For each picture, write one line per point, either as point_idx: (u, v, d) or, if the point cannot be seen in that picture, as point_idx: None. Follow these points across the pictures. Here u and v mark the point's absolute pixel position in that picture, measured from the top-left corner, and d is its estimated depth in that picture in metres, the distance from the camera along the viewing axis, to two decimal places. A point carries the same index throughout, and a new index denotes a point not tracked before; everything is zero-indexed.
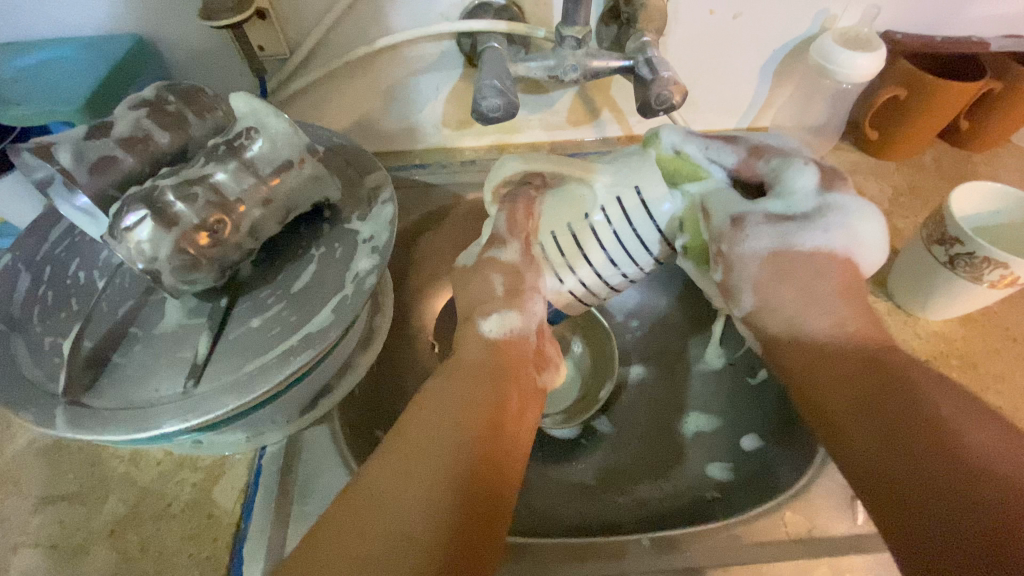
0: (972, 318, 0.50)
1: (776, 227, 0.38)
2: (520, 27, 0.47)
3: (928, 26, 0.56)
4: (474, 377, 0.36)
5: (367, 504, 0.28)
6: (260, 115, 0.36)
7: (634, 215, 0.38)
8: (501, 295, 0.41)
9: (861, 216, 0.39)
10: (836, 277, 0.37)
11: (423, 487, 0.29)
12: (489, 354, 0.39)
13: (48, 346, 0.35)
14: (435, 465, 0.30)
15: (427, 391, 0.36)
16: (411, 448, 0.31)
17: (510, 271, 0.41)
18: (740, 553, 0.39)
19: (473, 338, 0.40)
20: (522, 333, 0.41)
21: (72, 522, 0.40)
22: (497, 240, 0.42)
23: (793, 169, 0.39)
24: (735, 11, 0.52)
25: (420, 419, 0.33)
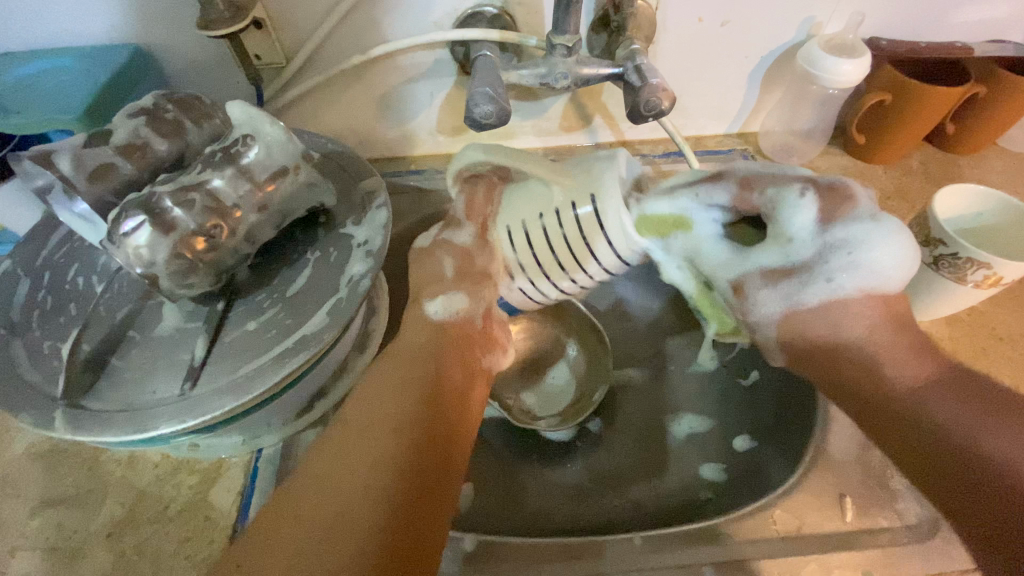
0: (959, 318, 0.51)
1: (778, 288, 0.36)
2: (512, 35, 0.48)
3: (912, 31, 0.57)
4: (415, 362, 0.37)
5: (308, 493, 0.30)
6: (256, 122, 0.36)
7: (585, 226, 0.37)
8: (452, 278, 0.42)
9: (886, 243, 0.34)
10: (867, 316, 0.35)
11: (360, 477, 0.31)
12: (432, 337, 0.40)
13: (47, 349, 0.35)
14: (365, 450, 0.32)
15: (369, 376, 0.37)
16: (352, 437, 0.33)
17: (461, 254, 0.43)
18: (732, 551, 0.39)
19: (416, 322, 0.41)
20: (465, 318, 0.41)
21: (69, 525, 0.41)
22: (474, 228, 0.43)
23: (789, 210, 0.34)
24: (723, 19, 0.53)
25: (361, 407, 0.35)
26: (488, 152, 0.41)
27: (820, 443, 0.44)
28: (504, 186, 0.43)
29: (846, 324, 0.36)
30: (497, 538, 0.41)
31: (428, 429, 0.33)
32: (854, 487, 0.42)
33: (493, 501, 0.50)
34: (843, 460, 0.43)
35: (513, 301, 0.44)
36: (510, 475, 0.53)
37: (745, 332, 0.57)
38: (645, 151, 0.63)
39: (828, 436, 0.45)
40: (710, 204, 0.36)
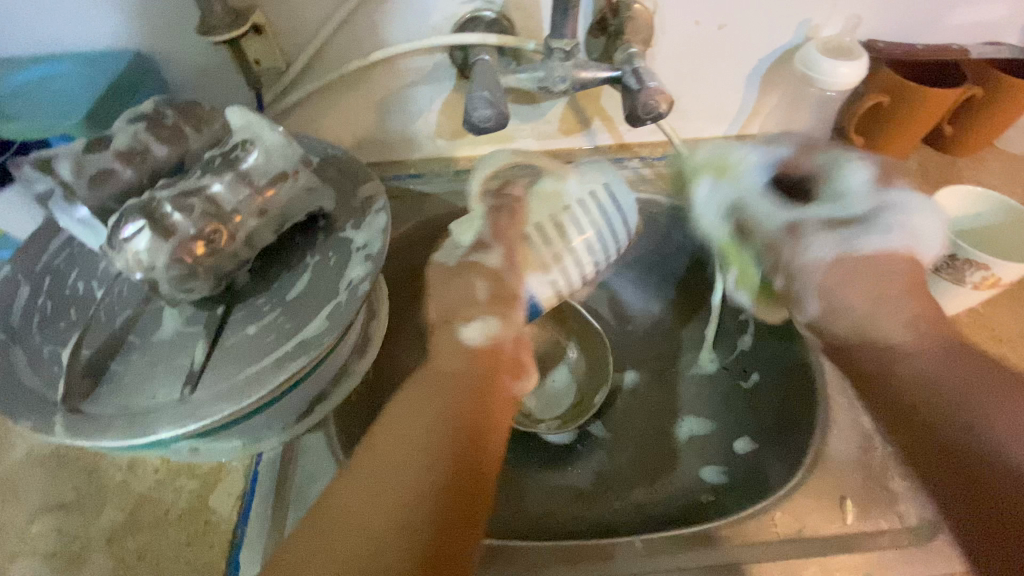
0: (959, 319, 0.51)
1: (834, 232, 0.43)
2: (510, 39, 0.48)
3: (909, 34, 0.57)
4: (449, 390, 0.35)
5: (329, 528, 0.29)
6: (256, 128, 0.37)
7: (604, 205, 0.45)
8: (484, 301, 0.41)
9: (924, 206, 0.44)
10: (903, 266, 0.41)
11: (389, 517, 0.29)
12: (468, 363, 0.37)
13: (48, 355, 0.35)
14: (391, 489, 0.30)
15: (401, 400, 0.35)
16: (379, 470, 0.31)
17: (491, 274, 0.42)
18: (734, 554, 0.39)
19: (450, 347, 0.38)
20: (498, 342, 0.39)
21: (70, 530, 0.41)
22: (501, 247, 0.43)
23: (846, 170, 0.46)
24: (720, 22, 0.53)
25: (390, 433, 0.33)
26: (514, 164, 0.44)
27: (820, 445, 0.44)
28: (519, 203, 0.44)
29: (878, 314, 0.39)
30: (498, 542, 0.41)
31: (463, 469, 0.32)
32: (855, 489, 0.42)
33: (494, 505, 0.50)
34: (844, 462, 0.43)
35: (540, 305, 0.44)
36: (511, 479, 0.53)
37: (745, 335, 0.57)
38: (645, 154, 0.62)
39: (828, 437, 0.45)
40: (767, 158, 0.49)
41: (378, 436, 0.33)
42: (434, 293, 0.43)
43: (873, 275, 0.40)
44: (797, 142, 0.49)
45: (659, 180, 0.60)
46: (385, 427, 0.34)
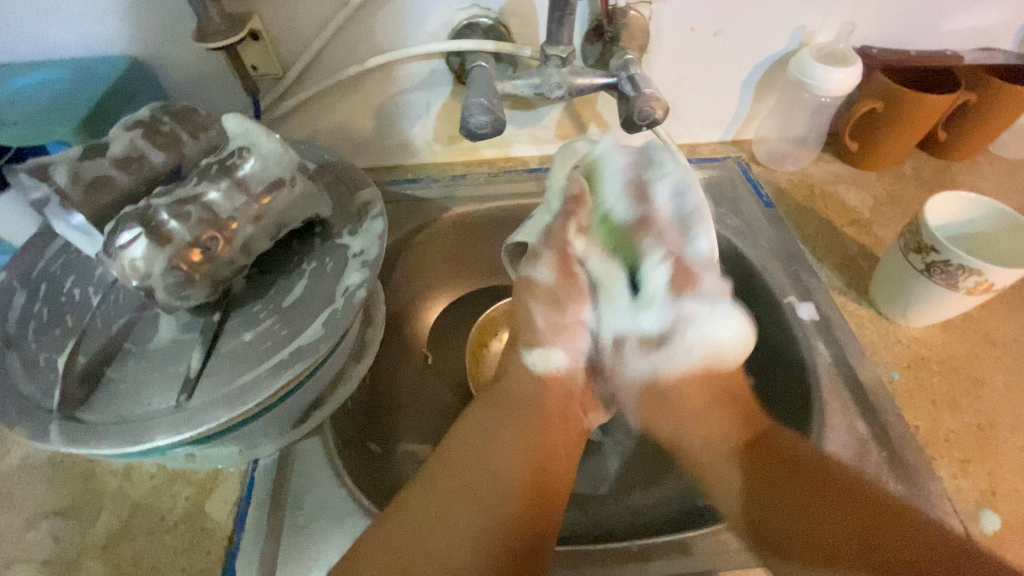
0: (953, 323, 0.51)
1: (651, 354, 0.46)
2: (506, 46, 0.48)
3: (903, 39, 0.57)
4: (525, 411, 0.43)
5: (426, 507, 0.36)
6: (252, 136, 0.37)
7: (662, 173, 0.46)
8: (545, 327, 0.47)
9: (714, 325, 0.44)
10: (702, 374, 0.45)
11: (483, 505, 0.36)
12: (538, 390, 0.45)
13: (44, 361, 0.35)
14: (486, 483, 0.38)
15: (480, 414, 0.43)
16: (473, 466, 0.39)
17: (551, 298, 0.47)
18: (727, 559, 0.40)
19: (523, 370, 0.46)
20: (567, 370, 0.47)
21: (66, 536, 0.41)
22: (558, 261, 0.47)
23: (653, 273, 0.43)
24: (715, 28, 0.54)
25: (475, 441, 0.40)
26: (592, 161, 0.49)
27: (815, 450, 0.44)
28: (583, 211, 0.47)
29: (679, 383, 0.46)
30: None
31: (540, 474, 0.40)
32: None
33: None
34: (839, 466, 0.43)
35: None
36: None
37: None
38: None
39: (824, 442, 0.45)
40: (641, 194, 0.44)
41: (463, 441, 0.41)
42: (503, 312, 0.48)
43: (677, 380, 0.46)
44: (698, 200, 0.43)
45: None
46: (470, 436, 0.41)
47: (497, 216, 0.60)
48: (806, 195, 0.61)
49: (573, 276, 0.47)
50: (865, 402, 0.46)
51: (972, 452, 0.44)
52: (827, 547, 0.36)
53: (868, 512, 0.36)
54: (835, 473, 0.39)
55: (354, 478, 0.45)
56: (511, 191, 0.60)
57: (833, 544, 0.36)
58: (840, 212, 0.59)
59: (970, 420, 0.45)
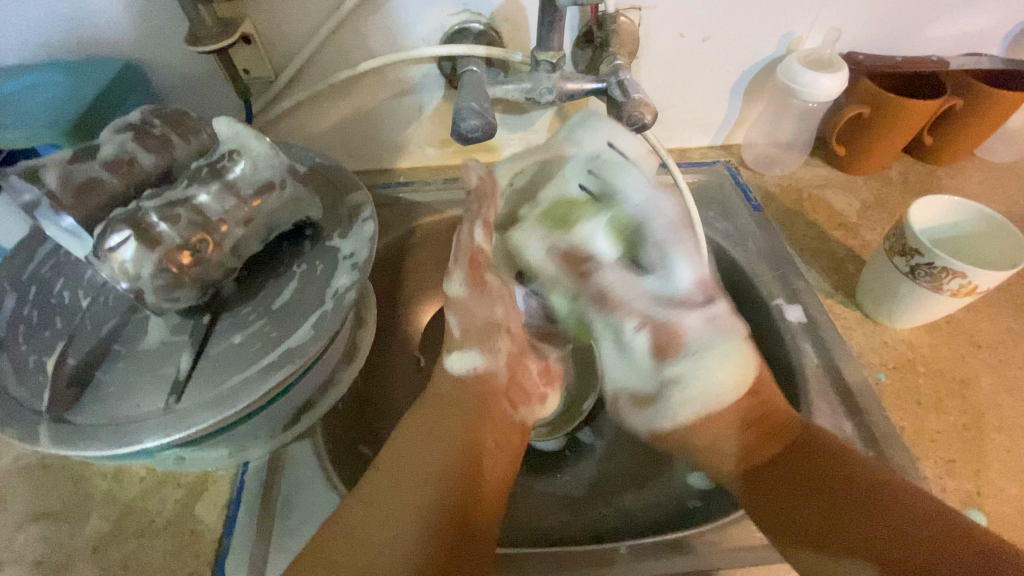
0: (939, 326, 0.52)
1: (648, 412, 0.46)
2: (497, 51, 0.49)
3: (888, 46, 0.58)
4: (451, 413, 0.40)
5: (348, 529, 0.33)
6: (242, 138, 0.37)
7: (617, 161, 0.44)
8: (478, 326, 0.43)
9: (714, 366, 0.42)
10: (706, 428, 0.44)
11: (404, 521, 0.33)
12: (465, 390, 0.41)
13: (33, 363, 0.35)
14: (408, 501, 0.34)
15: (409, 419, 0.40)
16: (393, 478, 0.36)
17: (461, 309, 0.43)
18: (716, 559, 0.40)
19: (444, 375, 0.42)
20: (490, 371, 0.43)
21: (55, 539, 0.40)
22: (464, 273, 0.42)
23: (635, 342, 0.43)
24: (704, 35, 0.55)
25: (400, 449, 0.38)
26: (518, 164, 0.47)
27: None
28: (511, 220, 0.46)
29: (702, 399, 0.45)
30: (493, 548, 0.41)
31: (469, 482, 0.37)
32: None
33: None
34: None
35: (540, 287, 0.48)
36: None
37: None
38: None
39: None
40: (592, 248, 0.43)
41: (387, 458, 0.37)
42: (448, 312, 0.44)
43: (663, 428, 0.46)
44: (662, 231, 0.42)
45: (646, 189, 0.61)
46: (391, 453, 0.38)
47: None
48: (794, 199, 0.62)
49: (483, 288, 0.43)
50: (852, 404, 0.46)
51: (957, 453, 0.44)
52: (824, 536, 0.37)
53: (876, 505, 0.36)
54: (848, 466, 0.39)
55: (346, 481, 0.45)
56: None
57: (832, 533, 0.36)
58: (827, 216, 0.60)
59: (957, 421, 0.46)
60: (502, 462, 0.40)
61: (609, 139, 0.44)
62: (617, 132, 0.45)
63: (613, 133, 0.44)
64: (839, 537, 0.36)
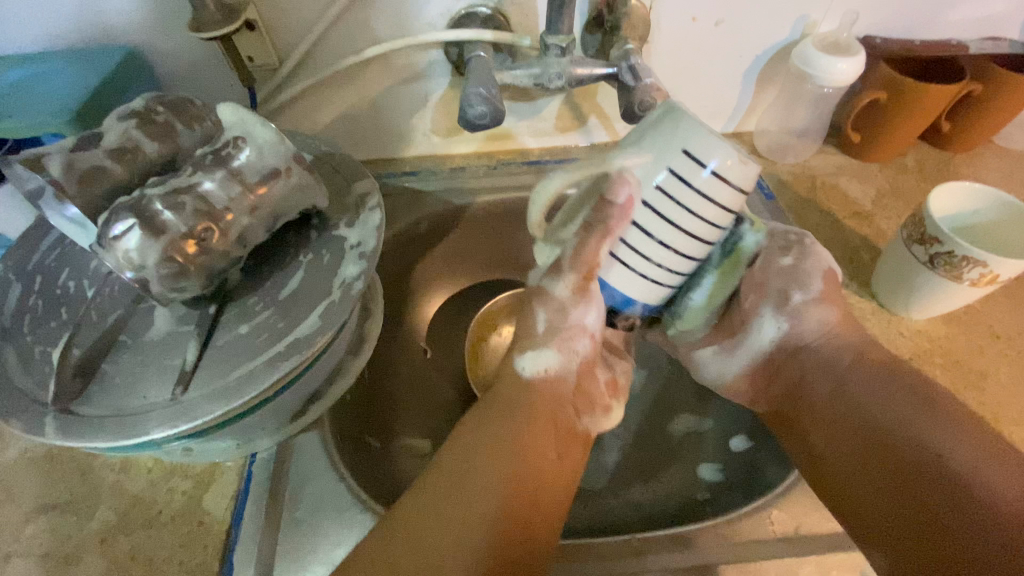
0: (956, 316, 0.51)
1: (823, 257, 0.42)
2: (505, 35, 0.48)
3: (906, 29, 0.57)
4: (511, 425, 0.35)
5: (392, 553, 0.30)
6: (247, 125, 0.37)
7: (691, 176, 0.31)
8: (542, 333, 0.37)
9: None
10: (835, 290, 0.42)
11: (450, 548, 0.30)
12: (528, 398, 0.37)
13: (39, 354, 0.35)
14: (465, 507, 0.32)
15: (462, 430, 0.36)
16: (443, 495, 0.32)
17: (558, 307, 0.36)
18: (728, 551, 0.39)
19: (509, 373, 0.38)
20: (561, 375, 0.37)
21: (64, 530, 0.40)
22: (575, 275, 0.35)
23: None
24: (717, 18, 0.53)
25: (452, 463, 0.34)
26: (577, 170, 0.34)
27: None
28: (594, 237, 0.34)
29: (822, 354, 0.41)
30: None
31: (523, 504, 0.33)
32: None
33: None
34: None
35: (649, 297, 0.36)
36: None
37: None
38: None
39: None
40: None
41: (446, 462, 0.34)
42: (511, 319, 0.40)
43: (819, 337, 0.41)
44: None
45: None
46: (452, 456, 0.34)
47: (498, 207, 0.59)
48: (808, 187, 0.61)
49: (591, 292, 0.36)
50: None
51: None
52: (882, 513, 0.35)
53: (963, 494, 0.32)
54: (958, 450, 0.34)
55: (354, 473, 0.44)
56: (510, 183, 0.60)
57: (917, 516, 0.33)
58: (842, 204, 0.59)
59: (975, 413, 0.45)
60: (561, 484, 0.35)
61: (687, 143, 0.31)
62: (705, 133, 0.31)
63: (698, 135, 0.31)
64: (908, 501, 0.34)
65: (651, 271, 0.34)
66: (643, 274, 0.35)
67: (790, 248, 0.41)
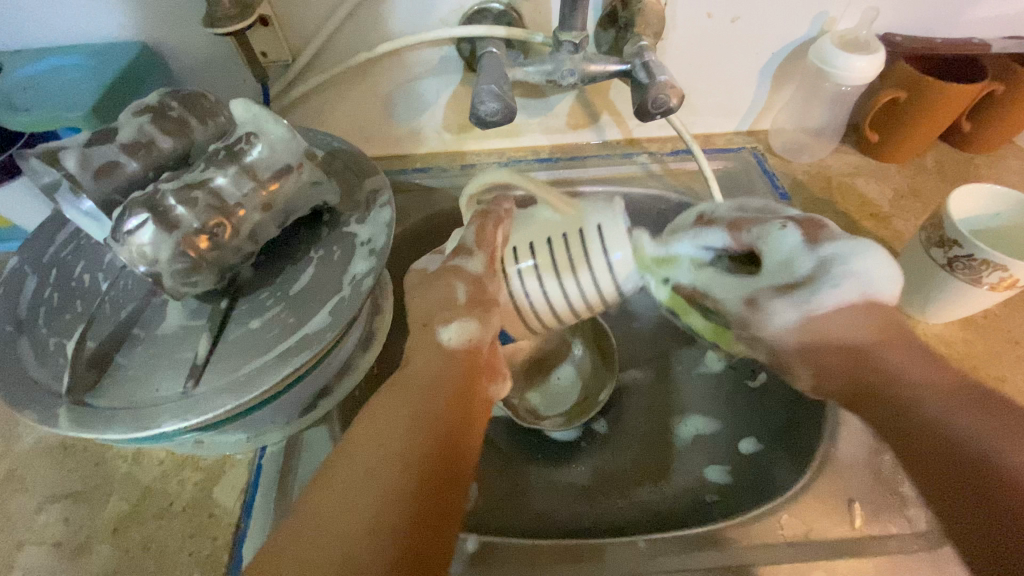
0: (974, 320, 0.50)
1: (790, 297, 0.39)
2: (518, 32, 0.47)
3: (929, 27, 0.55)
4: (428, 394, 0.34)
5: (307, 527, 0.28)
6: (260, 121, 0.37)
7: (595, 249, 0.38)
8: (464, 303, 0.38)
9: (870, 257, 0.37)
10: (869, 319, 0.37)
11: (364, 513, 0.28)
12: (447, 365, 0.36)
13: (53, 346, 0.35)
14: (368, 476, 0.30)
15: (377, 403, 0.34)
16: (356, 468, 0.30)
17: (473, 280, 0.39)
18: (744, 556, 0.39)
19: (425, 349, 0.37)
20: (477, 347, 0.37)
21: (77, 520, 0.41)
22: (484, 254, 0.39)
23: (778, 237, 0.39)
24: (733, 15, 0.52)
25: (364, 434, 0.32)
26: (512, 174, 0.39)
27: (829, 447, 0.44)
28: (511, 219, 0.41)
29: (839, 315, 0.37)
30: (504, 539, 0.40)
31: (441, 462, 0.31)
32: (863, 491, 0.42)
33: (498, 503, 0.50)
34: (854, 464, 0.43)
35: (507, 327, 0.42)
36: (515, 475, 0.53)
37: None
38: (653, 149, 0.63)
39: (837, 439, 0.44)
40: (702, 244, 0.42)
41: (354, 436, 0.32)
42: (411, 295, 0.40)
43: (845, 334, 0.37)
44: (724, 220, 0.41)
45: (667, 176, 0.60)
46: (363, 427, 0.33)
47: None
48: (823, 187, 0.60)
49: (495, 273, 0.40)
50: None
51: None
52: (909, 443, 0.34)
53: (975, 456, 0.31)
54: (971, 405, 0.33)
55: None
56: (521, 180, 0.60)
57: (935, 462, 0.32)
58: (858, 205, 0.58)
59: None
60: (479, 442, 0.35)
61: (602, 223, 0.38)
62: (617, 221, 0.38)
63: (612, 220, 0.38)
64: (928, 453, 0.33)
65: (519, 297, 0.40)
66: (514, 296, 0.40)
67: (757, 346, 0.43)
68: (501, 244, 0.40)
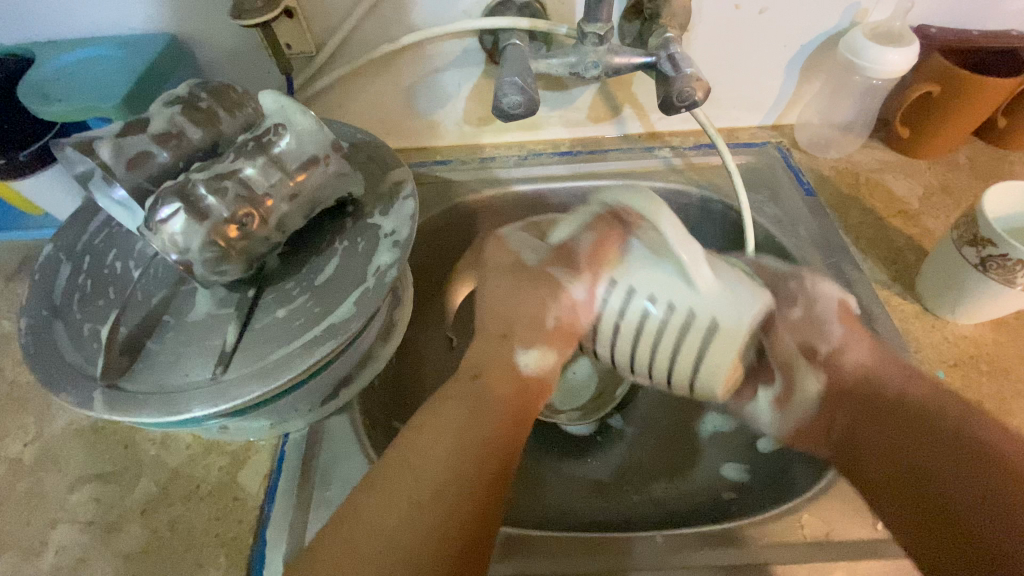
0: (1005, 322, 0.49)
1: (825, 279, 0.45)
2: (542, 23, 0.47)
3: (964, 19, 0.54)
4: (491, 415, 0.35)
5: (365, 524, 0.30)
6: (288, 113, 0.37)
7: (696, 339, 0.37)
8: (550, 330, 0.39)
9: None
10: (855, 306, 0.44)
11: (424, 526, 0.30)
12: (515, 390, 0.37)
13: (87, 331, 0.36)
14: (430, 498, 0.31)
15: (441, 409, 0.35)
16: (417, 477, 0.32)
17: (570, 309, 0.39)
18: (764, 554, 0.39)
19: (504, 368, 0.37)
20: (550, 373, 0.39)
21: (108, 500, 0.42)
22: (589, 279, 0.38)
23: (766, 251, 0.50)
24: (761, 6, 0.51)
25: (426, 442, 0.33)
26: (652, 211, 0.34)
27: None
28: (620, 249, 0.38)
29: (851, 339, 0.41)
30: (520, 530, 0.41)
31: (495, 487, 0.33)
32: None
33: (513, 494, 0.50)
34: None
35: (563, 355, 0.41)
36: (530, 467, 0.53)
37: None
38: (676, 143, 0.62)
39: None
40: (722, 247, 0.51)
41: (418, 441, 0.34)
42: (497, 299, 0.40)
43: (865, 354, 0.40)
44: None
45: (690, 170, 0.60)
46: (425, 433, 0.34)
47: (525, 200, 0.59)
48: (850, 183, 0.58)
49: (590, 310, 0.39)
50: None
51: None
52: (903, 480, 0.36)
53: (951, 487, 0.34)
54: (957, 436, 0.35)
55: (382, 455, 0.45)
56: (541, 174, 0.59)
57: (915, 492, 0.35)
58: (886, 201, 0.57)
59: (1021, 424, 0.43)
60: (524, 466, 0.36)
61: (717, 319, 0.36)
62: (737, 326, 0.36)
63: (733, 325, 0.36)
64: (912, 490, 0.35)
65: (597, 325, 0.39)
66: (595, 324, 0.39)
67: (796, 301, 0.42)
68: (608, 276, 0.38)
